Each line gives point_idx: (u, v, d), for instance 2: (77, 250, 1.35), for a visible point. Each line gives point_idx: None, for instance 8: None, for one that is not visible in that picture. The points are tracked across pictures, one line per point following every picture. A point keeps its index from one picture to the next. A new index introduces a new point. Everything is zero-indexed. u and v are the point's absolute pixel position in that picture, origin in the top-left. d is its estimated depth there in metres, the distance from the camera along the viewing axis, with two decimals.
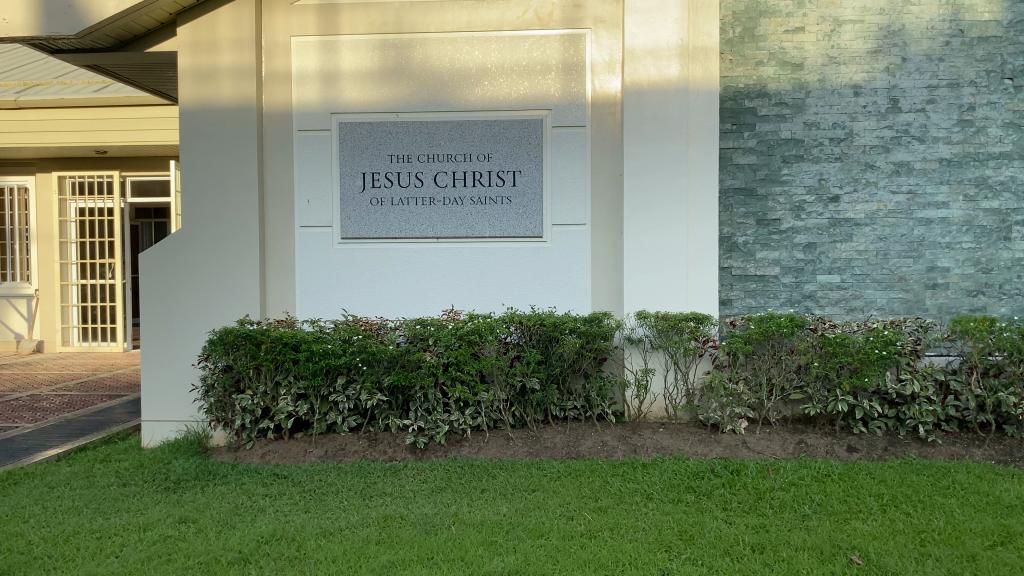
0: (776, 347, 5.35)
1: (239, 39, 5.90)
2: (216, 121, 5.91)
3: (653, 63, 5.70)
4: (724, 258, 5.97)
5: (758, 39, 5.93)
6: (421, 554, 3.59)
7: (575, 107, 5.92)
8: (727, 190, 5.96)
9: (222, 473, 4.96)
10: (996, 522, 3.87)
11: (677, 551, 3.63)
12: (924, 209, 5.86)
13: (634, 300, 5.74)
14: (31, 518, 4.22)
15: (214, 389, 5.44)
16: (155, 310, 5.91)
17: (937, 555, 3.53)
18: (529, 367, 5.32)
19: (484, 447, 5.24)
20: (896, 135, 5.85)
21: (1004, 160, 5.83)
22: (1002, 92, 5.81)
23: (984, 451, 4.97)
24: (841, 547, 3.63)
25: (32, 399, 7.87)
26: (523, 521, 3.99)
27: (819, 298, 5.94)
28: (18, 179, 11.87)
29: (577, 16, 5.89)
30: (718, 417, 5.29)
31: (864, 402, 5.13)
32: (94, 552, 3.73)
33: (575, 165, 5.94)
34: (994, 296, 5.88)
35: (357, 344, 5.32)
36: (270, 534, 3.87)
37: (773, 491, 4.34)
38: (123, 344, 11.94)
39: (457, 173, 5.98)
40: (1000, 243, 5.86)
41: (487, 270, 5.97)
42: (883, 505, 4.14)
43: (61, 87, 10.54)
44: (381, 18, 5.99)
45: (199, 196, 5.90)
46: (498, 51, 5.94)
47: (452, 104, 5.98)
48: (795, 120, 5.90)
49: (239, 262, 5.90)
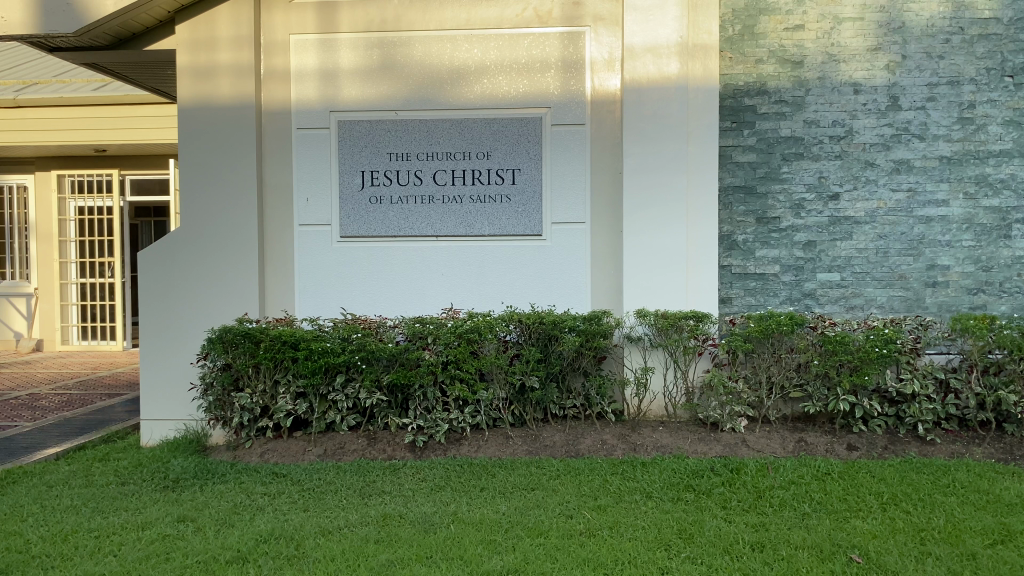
0: (776, 345, 5.34)
1: (238, 38, 5.89)
2: (215, 120, 5.90)
3: (652, 61, 5.69)
4: (724, 256, 5.96)
5: (758, 37, 5.91)
6: (420, 553, 3.58)
7: (575, 105, 5.91)
8: (727, 188, 5.95)
9: (221, 471, 4.95)
10: (996, 521, 3.86)
11: (677, 550, 3.62)
12: (924, 207, 5.85)
13: (634, 298, 5.73)
14: (30, 517, 4.20)
15: (213, 387, 5.43)
16: (154, 309, 5.90)
17: (936, 554, 3.52)
18: (528, 366, 5.32)
19: (483, 445, 5.23)
20: (896, 133, 5.84)
21: (1004, 158, 5.82)
22: (1002, 89, 5.80)
23: (984, 450, 4.96)
24: (841, 546, 3.62)
25: (31, 398, 7.87)
26: (522, 519, 3.98)
27: (819, 296, 5.93)
28: (17, 178, 11.86)
29: (577, 13, 5.88)
30: (717, 416, 5.29)
31: (863, 400, 5.12)
32: (93, 551, 3.72)
33: (575, 163, 5.92)
34: (995, 294, 5.87)
35: (356, 342, 5.31)
36: (269, 533, 3.86)
37: (773, 490, 4.33)
38: (123, 344, 11.94)
39: (457, 171, 5.97)
40: (1000, 241, 5.85)
41: (487, 269, 5.96)
42: (884, 503, 4.13)
43: (60, 86, 10.54)
44: (380, 15, 5.98)
45: (198, 195, 5.88)
46: (498, 49, 5.93)
47: (452, 102, 5.97)
48: (795, 118, 5.89)
49: (238, 262, 5.89)
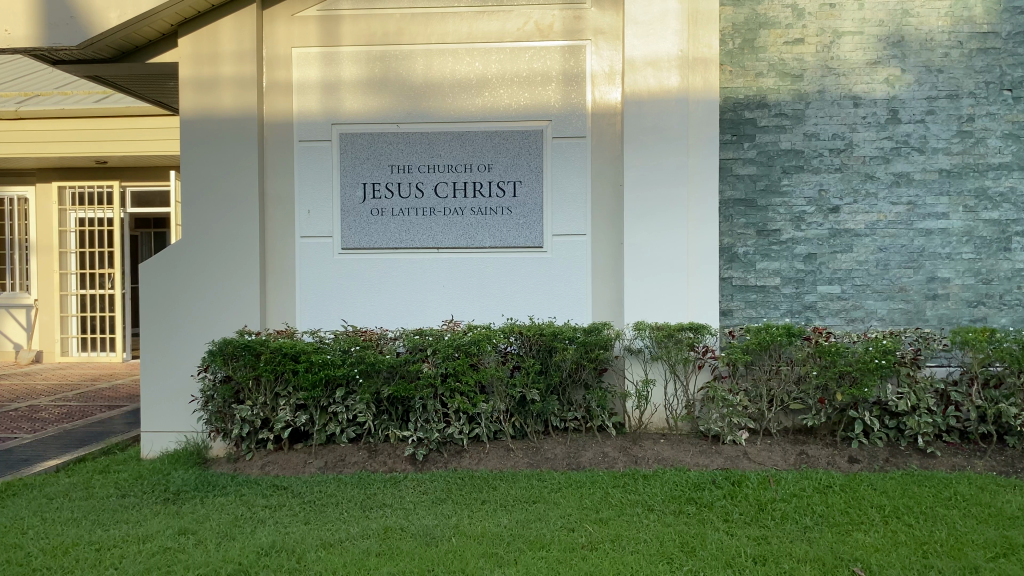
0: (776, 357, 5.35)
1: (241, 51, 5.92)
2: (217, 133, 5.92)
3: (653, 74, 5.72)
4: (724, 269, 5.98)
5: (758, 50, 5.95)
6: (421, 566, 3.57)
7: (576, 118, 5.94)
8: (727, 201, 5.97)
9: (222, 484, 4.93)
10: (999, 534, 3.85)
11: (679, 563, 3.62)
12: (924, 220, 5.87)
13: (635, 310, 5.74)
14: (30, 529, 4.20)
15: (214, 399, 5.42)
16: (155, 320, 5.90)
17: (939, 567, 3.51)
18: (529, 378, 5.33)
19: (484, 458, 5.22)
20: (896, 146, 5.87)
21: (1004, 171, 5.85)
22: (1001, 103, 5.84)
23: (986, 462, 4.96)
24: (844, 559, 3.62)
25: (30, 409, 7.85)
26: (524, 533, 3.97)
27: (819, 308, 5.94)
28: (19, 190, 11.91)
29: (577, 27, 5.92)
30: (718, 428, 5.29)
31: (864, 413, 5.12)
32: (93, 564, 3.70)
33: (575, 175, 5.95)
34: (995, 307, 5.88)
35: (356, 355, 5.30)
36: (270, 546, 3.84)
37: (775, 502, 4.33)
38: (123, 355, 11.89)
39: (458, 184, 5.98)
40: (1001, 254, 5.87)
41: (488, 281, 5.97)
42: (886, 516, 4.13)
43: (62, 98, 10.64)
44: (381, 29, 6.02)
45: (199, 206, 5.90)
46: (499, 63, 5.97)
47: (453, 115, 5.99)
48: (795, 131, 5.92)
49: (239, 272, 5.90)
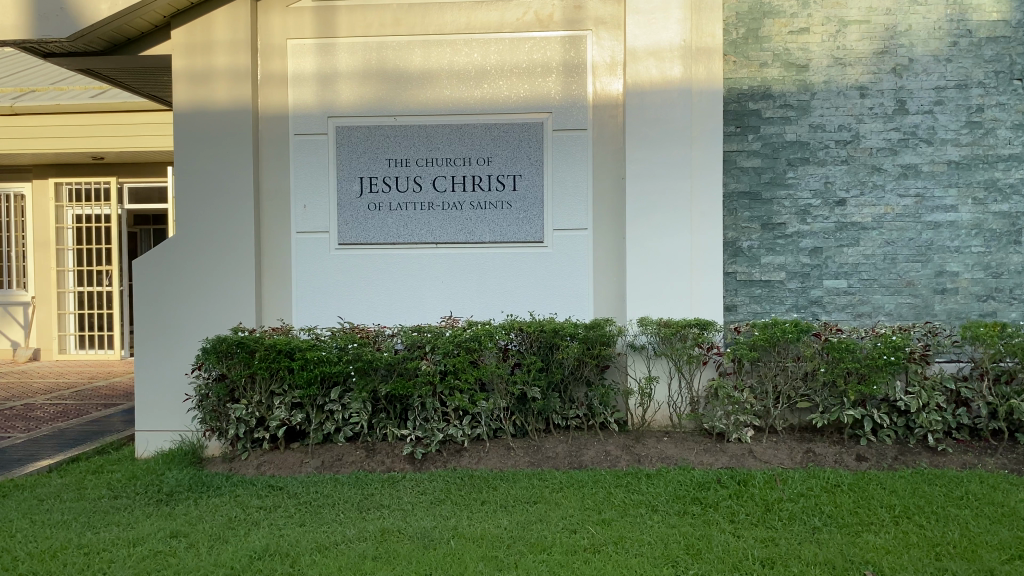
0: (783, 354, 5.22)
1: (235, 41, 5.80)
2: (211, 126, 5.81)
3: (655, 65, 5.61)
4: (729, 263, 5.87)
5: (762, 40, 5.83)
6: (418, 569, 3.47)
7: (577, 109, 5.82)
8: (732, 194, 5.86)
9: (216, 484, 4.82)
10: (1012, 535, 3.75)
11: (684, 566, 3.51)
12: (932, 213, 5.75)
13: (638, 306, 5.63)
14: (19, 532, 4.10)
15: (208, 398, 5.31)
16: (149, 316, 5.79)
17: (953, 569, 3.40)
18: (529, 375, 5.23)
19: (484, 456, 5.12)
20: (903, 138, 5.75)
21: (1014, 163, 5.73)
22: (1011, 93, 5.71)
23: (997, 460, 4.85)
24: (854, 562, 3.51)
25: (26, 408, 7.75)
26: (525, 535, 3.86)
27: (826, 303, 5.83)
28: (15, 187, 11.81)
29: (578, 17, 5.80)
30: (723, 426, 5.18)
31: (872, 410, 5.03)
32: (82, 568, 3.60)
33: (576, 168, 5.83)
34: (1004, 301, 5.77)
35: (352, 352, 5.17)
36: (263, 549, 3.74)
37: (782, 502, 4.22)
38: (121, 352, 11.80)
39: (457, 178, 5.87)
40: (1011, 247, 5.75)
41: (488, 276, 5.86)
42: (896, 516, 4.02)
43: (58, 93, 10.53)
44: (378, 20, 5.90)
45: (194, 201, 5.80)
46: (498, 53, 5.85)
47: (450, 107, 5.88)
48: (801, 123, 5.80)
49: (235, 267, 5.79)
